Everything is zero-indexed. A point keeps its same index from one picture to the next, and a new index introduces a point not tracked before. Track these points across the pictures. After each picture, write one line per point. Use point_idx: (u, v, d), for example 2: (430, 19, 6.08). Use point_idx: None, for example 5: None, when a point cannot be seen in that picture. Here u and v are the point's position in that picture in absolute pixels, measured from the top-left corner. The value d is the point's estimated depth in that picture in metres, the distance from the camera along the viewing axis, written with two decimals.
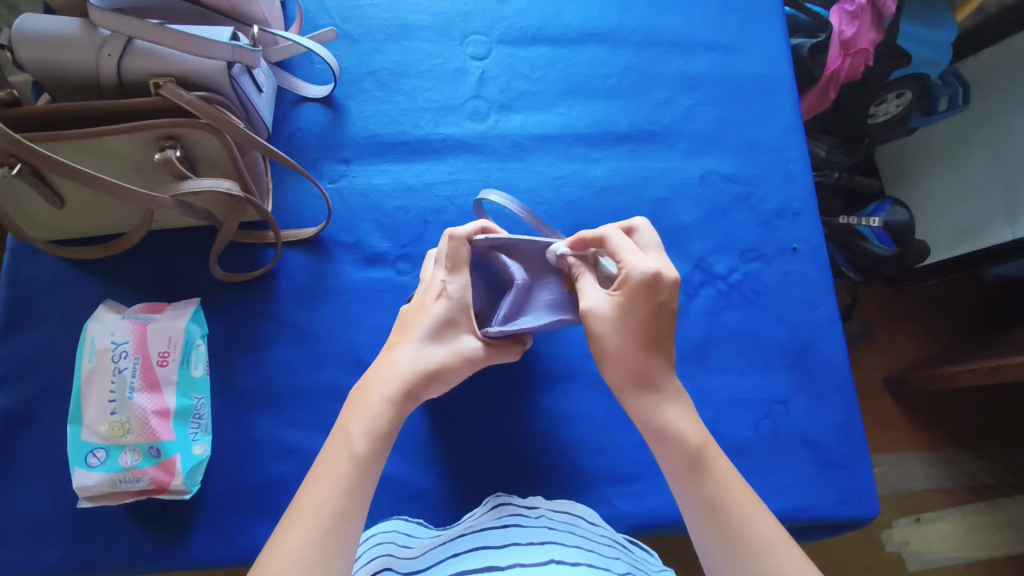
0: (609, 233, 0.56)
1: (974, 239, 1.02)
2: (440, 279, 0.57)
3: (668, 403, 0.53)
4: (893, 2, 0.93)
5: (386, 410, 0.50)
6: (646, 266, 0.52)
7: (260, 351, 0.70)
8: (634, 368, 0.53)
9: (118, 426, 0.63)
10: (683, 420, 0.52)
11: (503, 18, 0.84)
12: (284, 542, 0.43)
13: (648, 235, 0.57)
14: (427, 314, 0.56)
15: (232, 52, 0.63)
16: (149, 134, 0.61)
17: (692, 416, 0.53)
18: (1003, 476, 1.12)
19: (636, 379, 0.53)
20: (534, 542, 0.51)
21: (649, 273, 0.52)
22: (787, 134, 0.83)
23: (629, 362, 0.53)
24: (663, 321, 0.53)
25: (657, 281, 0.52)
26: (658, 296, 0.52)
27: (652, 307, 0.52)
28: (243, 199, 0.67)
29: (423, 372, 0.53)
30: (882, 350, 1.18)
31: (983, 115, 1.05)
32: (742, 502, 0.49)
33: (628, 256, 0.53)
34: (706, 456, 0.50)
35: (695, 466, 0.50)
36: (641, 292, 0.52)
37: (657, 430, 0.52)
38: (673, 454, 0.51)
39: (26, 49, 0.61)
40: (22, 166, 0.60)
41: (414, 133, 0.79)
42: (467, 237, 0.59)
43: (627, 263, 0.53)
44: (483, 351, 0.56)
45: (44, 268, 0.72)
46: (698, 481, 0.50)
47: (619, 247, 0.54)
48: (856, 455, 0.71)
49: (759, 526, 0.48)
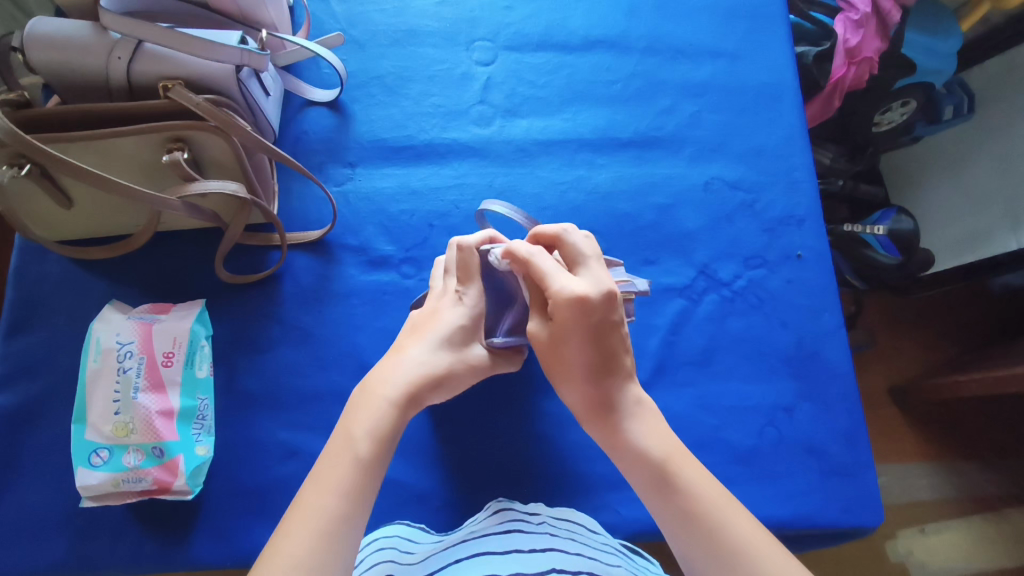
0: (535, 256, 0.53)
1: (979, 248, 1.02)
2: (455, 287, 0.58)
3: (628, 421, 0.53)
4: (898, 11, 0.94)
5: (390, 413, 0.50)
6: (570, 293, 0.50)
7: (264, 352, 0.71)
8: (588, 392, 0.54)
9: (123, 425, 0.63)
10: (647, 433, 0.52)
11: (509, 25, 0.85)
12: (280, 545, 0.43)
13: (578, 245, 0.54)
14: (441, 320, 0.56)
15: (240, 56, 0.63)
16: (157, 136, 0.61)
17: (659, 430, 0.53)
18: (1008, 487, 1.11)
19: (596, 402, 0.54)
20: (536, 549, 0.51)
21: (574, 297, 0.49)
22: (792, 141, 0.83)
23: (584, 386, 0.54)
24: (606, 340, 0.52)
25: (585, 305, 0.50)
26: (590, 316, 0.50)
27: (589, 330, 0.51)
28: (250, 202, 0.67)
29: (429, 375, 0.53)
30: (887, 359, 1.17)
31: (987, 125, 1.05)
32: (716, 508, 0.48)
33: (553, 280, 0.51)
34: (671, 469, 0.50)
35: (662, 480, 0.50)
36: (572, 319, 0.50)
37: (625, 452, 0.52)
38: (640, 472, 0.51)
39: (37, 51, 0.61)
40: (31, 166, 0.60)
41: (419, 138, 0.79)
42: (477, 246, 0.59)
43: (552, 290, 0.50)
44: (488, 359, 0.58)
45: (51, 268, 0.72)
46: (668, 494, 0.49)
47: (542, 273, 0.52)
48: (861, 463, 0.71)
49: (734, 532, 0.46)
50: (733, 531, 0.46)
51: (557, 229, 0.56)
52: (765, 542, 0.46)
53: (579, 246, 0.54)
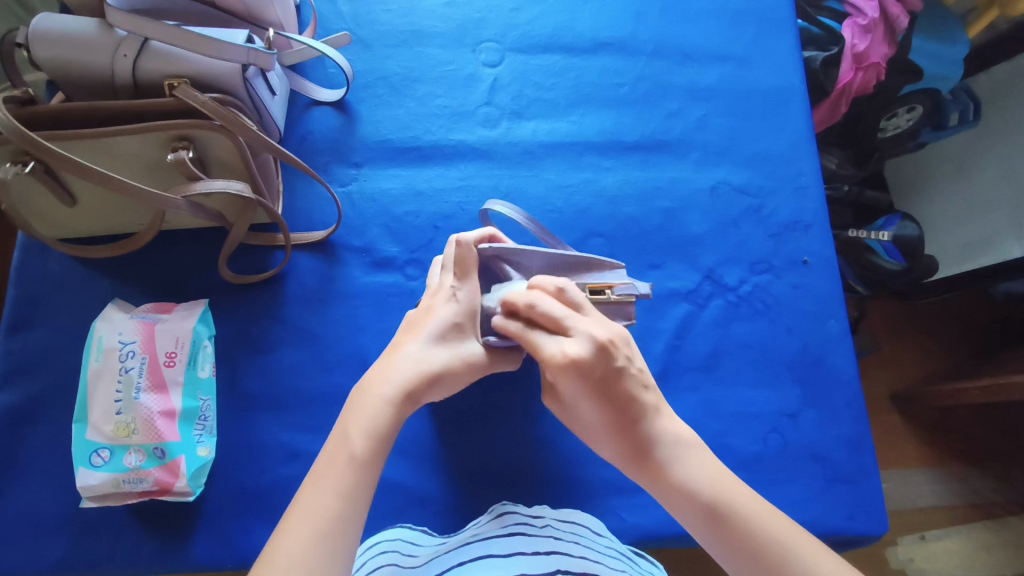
0: (521, 332, 0.53)
1: (981, 256, 1.02)
2: (449, 284, 0.57)
3: (669, 461, 0.51)
4: (906, 17, 0.94)
5: (386, 410, 0.49)
6: (563, 357, 0.50)
7: (267, 353, 0.70)
8: (619, 443, 0.53)
9: (124, 425, 0.63)
10: (690, 471, 0.51)
11: (517, 26, 0.84)
12: (282, 544, 0.42)
13: (550, 308, 0.52)
14: (435, 317, 0.55)
15: (247, 55, 0.63)
16: (162, 135, 0.61)
17: (703, 463, 0.51)
18: (1009, 495, 1.11)
19: (627, 452, 0.53)
20: (540, 552, 0.51)
21: (566, 360, 0.50)
22: (799, 146, 0.83)
23: (612, 438, 0.53)
24: (616, 387, 0.51)
25: (578, 366, 0.50)
26: (591, 369, 0.50)
27: (595, 386, 0.51)
28: (254, 202, 0.67)
29: (425, 373, 0.52)
30: (890, 365, 1.17)
31: (992, 132, 1.05)
32: (780, 539, 0.46)
33: (545, 349, 0.51)
34: (722, 505, 0.48)
35: (712, 515, 0.48)
36: (573, 380, 0.51)
37: (667, 492, 0.51)
38: (688, 509, 0.50)
39: (43, 48, 0.61)
40: (34, 163, 0.60)
41: (425, 139, 0.79)
42: (474, 243, 0.59)
43: (545, 358, 0.51)
44: (484, 356, 0.57)
45: (54, 266, 0.72)
46: (721, 528, 0.48)
47: (534, 345, 0.52)
48: (865, 470, 0.71)
49: (803, 565, 0.44)
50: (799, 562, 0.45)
51: (529, 297, 0.53)
52: (823, 561, 0.45)
53: (552, 310, 0.52)
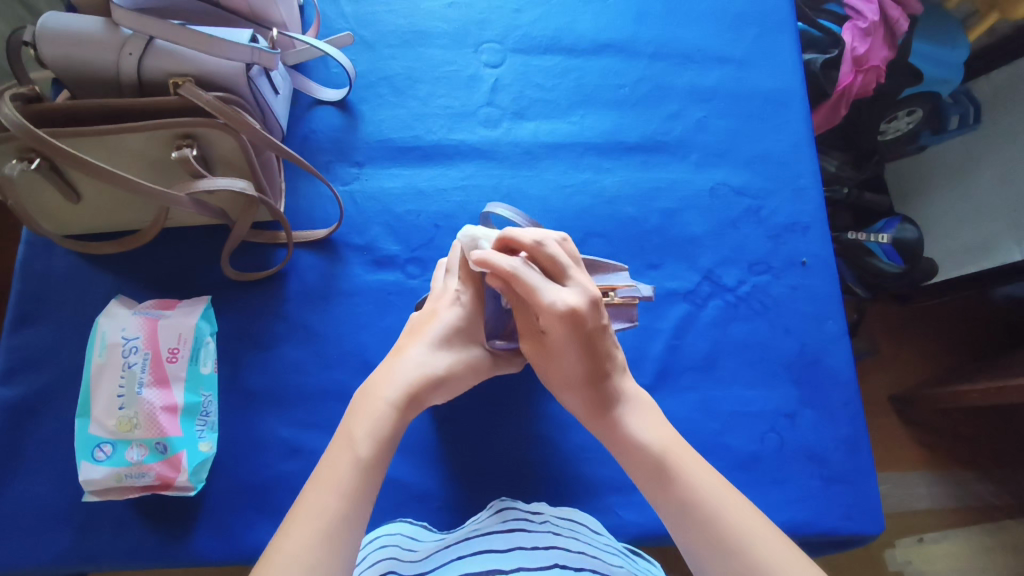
0: (520, 270, 0.51)
1: (979, 260, 1.03)
2: (454, 288, 0.58)
3: (627, 414, 0.54)
4: (905, 20, 0.95)
5: (390, 413, 0.50)
6: (564, 306, 0.50)
7: (268, 350, 0.71)
8: (587, 394, 0.55)
9: (126, 420, 0.63)
10: (644, 427, 0.53)
11: (518, 27, 0.85)
12: (284, 544, 0.43)
13: (558, 255, 0.52)
14: (438, 320, 0.56)
15: (251, 55, 0.63)
16: (167, 133, 0.62)
17: (656, 423, 0.54)
18: (1007, 498, 1.11)
19: (592, 403, 0.55)
20: (539, 547, 0.51)
21: (569, 308, 0.50)
22: (798, 148, 0.84)
23: (580, 388, 0.55)
24: (600, 344, 0.53)
25: (577, 316, 0.51)
26: (584, 325, 0.51)
27: (583, 339, 0.52)
28: (258, 200, 0.67)
29: (429, 376, 0.53)
30: (888, 367, 1.17)
31: (992, 135, 1.05)
32: (716, 497, 0.48)
33: (546, 293, 0.51)
34: (669, 461, 0.50)
35: (661, 471, 0.50)
36: (567, 331, 0.51)
37: (620, 445, 0.53)
38: (641, 462, 0.52)
39: (50, 46, 0.62)
40: (40, 160, 0.61)
41: (427, 138, 0.80)
42: (482, 247, 0.58)
43: (545, 302, 0.50)
44: (489, 360, 0.58)
45: (58, 262, 0.73)
46: (666, 486, 0.50)
47: (530, 288, 0.51)
48: (862, 471, 0.71)
49: (735, 525, 0.46)
50: (736, 526, 0.46)
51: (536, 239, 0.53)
52: (760, 529, 0.46)
53: (558, 256, 0.52)
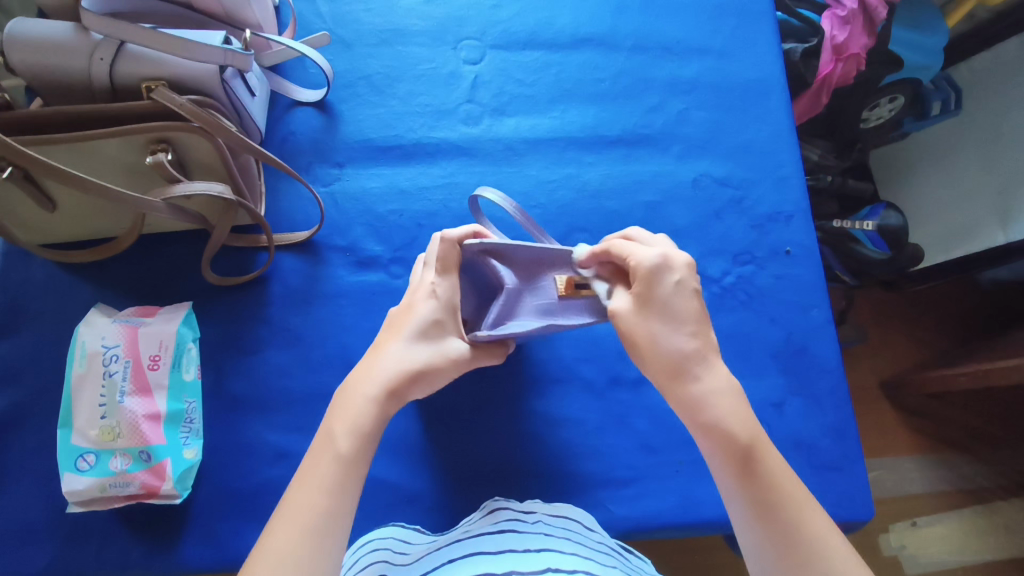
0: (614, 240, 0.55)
1: (964, 244, 1.03)
2: (429, 280, 0.56)
3: (712, 397, 0.50)
4: (885, 8, 0.94)
5: (370, 409, 0.50)
6: (651, 257, 0.51)
7: (252, 354, 0.70)
8: (670, 359, 0.51)
9: (108, 430, 0.62)
10: (733, 414, 0.49)
11: (497, 23, 0.85)
12: (271, 544, 0.43)
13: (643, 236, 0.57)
14: (415, 314, 0.55)
15: (224, 56, 0.62)
16: (139, 137, 0.61)
17: (739, 407, 0.50)
18: (998, 480, 1.12)
19: (675, 369, 0.51)
20: (530, 549, 0.51)
21: (656, 254, 0.51)
22: (779, 137, 0.84)
23: (662, 353, 0.51)
24: (685, 305, 0.51)
25: (665, 264, 0.51)
26: (671, 277, 0.51)
27: (670, 291, 0.51)
28: (236, 203, 0.67)
29: (408, 371, 0.52)
30: (878, 353, 1.18)
31: (973, 119, 1.06)
32: (799, 498, 0.47)
33: (633, 247, 0.53)
34: (757, 452, 0.48)
35: (746, 462, 0.48)
36: (652, 282, 0.51)
37: (702, 426, 0.49)
38: (720, 449, 0.49)
39: (18, 52, 0.61)
40: (12, 169, 0.59)
41: (407, 137, 0.79)
42: (460, 240, 0.58)
43: (632, 253, 0.52)
44: (469, 353, 0.56)
45: (36, 272, 0.72)
46: (749, 478, 0.47)
47: (620, 247, 0.54)
48: (850, 458, 0.71)
49: (815, 527, 0.45)
50: (820, 532, 0.45)
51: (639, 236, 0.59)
52: (829, 532, 0.46)
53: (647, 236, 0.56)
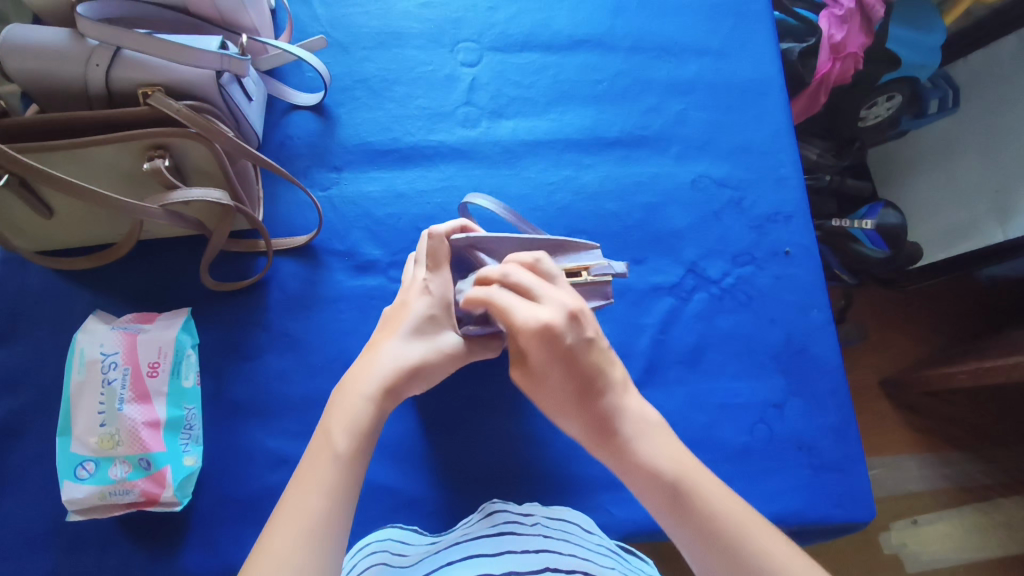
0: (492, 294, 0.51)
1: (962, 243, 1.03)
2: (421, 277, 0.57)
3: (636, 438, 0.50)
4: (881, 6, 0.93)
5: (367, 407, 0.49)
6: (536, 323, 0.49)
7: (250, 360, 0.70)
8: (585, 418, 0.52)
9: (108, 438, 0.62)
10: (657, 451, 0.49)
11: (494, 25, 0.84)
12: (267, 545, 0.42)
13: (523, 279, 0.52)
14: (409, 311, 0.55)
15: (220, 61, 0.62)
16: (137, 143, 0.61)
17: (669, 445, 0.50)
18: (998, 477, 1.12)
19: (593, 426, 0.52)
20: (529, 551, 0.51)
21: (541, 322, 0.49)
22: (777, 137, 0.83)
23: (579, 413, 0.52)
24: (583, 360, 0.51)
25: (552, 331, 0.49)
26: (562, 340, 0.50)
27: (566, 353, 0.50)
28: (233, 208, 0.66)
29: (403, 368, 0.52)
30: (877, 351, 1.18)
31: (970, 117, 1.06)
32: (737, 520, 0.45)
33: (516, 311, 0.50)
34: (684, 484, 0.47)
35: (676, 496, 0.47)
36: (546, 348, 0.50)
37: (632, 471, 0.50)
38: (651, 490, 0.49)
39: (15, 60, 0.60)
40: (9, 177, 0.59)
41: (405, 140, 0.79)
42: (447, 234, 0.59)
43: (516, 321, 0.50)
44: (463, 345, 0.56)
45: (34, 279, 0.71)
46: (682, 512, 0.47)
47: (502, 308, 0.51)
48: (851, 458, 0.71)
49: (757, 547, 0.44)
50: (763, 557, 0.43)
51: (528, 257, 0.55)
52: (774, 545, 0.44)
53: (527, 278, 0.52)
